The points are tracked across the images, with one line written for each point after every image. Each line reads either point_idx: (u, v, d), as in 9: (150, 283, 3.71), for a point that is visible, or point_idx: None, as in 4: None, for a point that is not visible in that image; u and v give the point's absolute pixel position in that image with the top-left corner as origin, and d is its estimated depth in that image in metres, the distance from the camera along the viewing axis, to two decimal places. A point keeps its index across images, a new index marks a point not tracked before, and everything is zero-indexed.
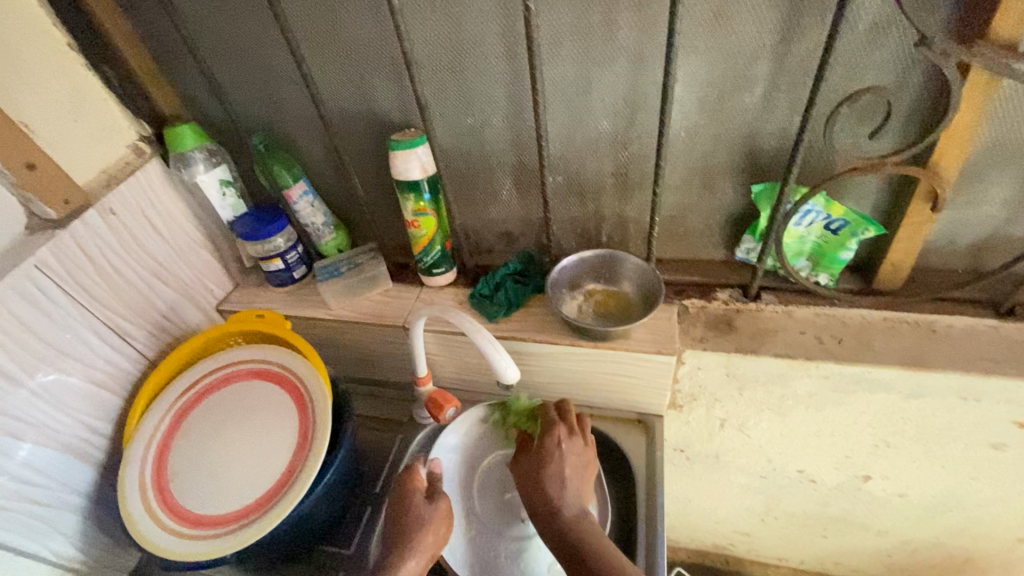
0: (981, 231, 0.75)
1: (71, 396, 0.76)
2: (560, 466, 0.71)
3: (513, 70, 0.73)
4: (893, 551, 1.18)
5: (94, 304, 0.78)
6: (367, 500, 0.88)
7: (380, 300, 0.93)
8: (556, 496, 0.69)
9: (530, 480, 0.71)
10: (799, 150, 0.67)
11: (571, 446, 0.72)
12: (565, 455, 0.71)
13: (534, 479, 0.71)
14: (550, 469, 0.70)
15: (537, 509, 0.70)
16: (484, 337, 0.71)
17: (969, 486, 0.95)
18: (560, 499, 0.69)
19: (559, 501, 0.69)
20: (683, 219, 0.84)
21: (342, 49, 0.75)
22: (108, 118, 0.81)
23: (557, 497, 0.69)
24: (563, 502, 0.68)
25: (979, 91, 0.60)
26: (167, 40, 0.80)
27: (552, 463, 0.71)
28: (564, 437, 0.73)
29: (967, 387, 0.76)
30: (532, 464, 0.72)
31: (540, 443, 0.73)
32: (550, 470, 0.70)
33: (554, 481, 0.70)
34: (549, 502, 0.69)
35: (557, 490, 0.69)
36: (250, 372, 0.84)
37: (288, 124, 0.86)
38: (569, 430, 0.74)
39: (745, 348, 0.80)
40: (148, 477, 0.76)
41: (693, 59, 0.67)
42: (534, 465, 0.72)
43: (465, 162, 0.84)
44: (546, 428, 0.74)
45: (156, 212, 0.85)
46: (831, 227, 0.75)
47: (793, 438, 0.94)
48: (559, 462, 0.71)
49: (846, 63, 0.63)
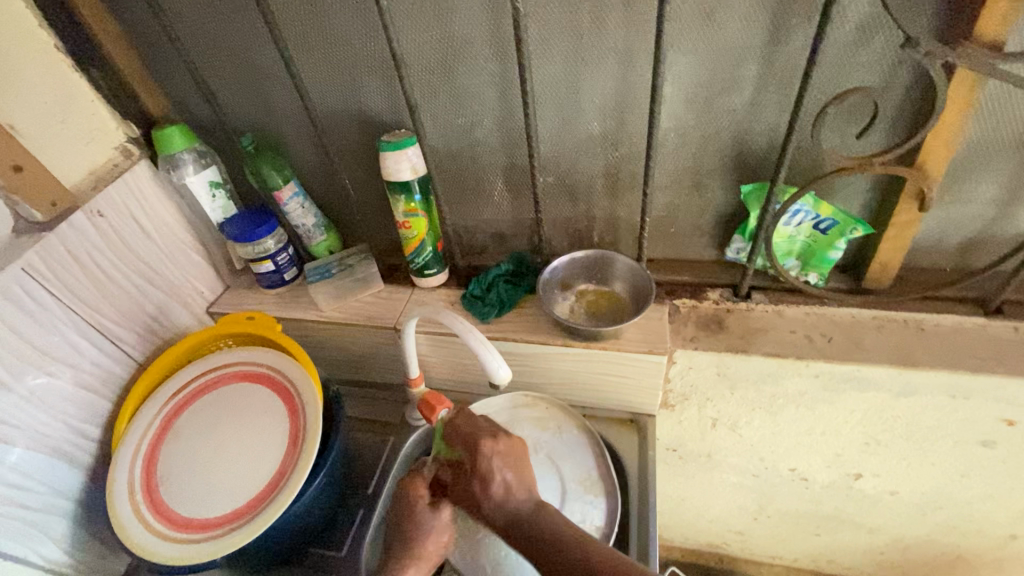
0: (968, 229, 0.75)
1: (59, 399, 0.75)
2: (503, 471, 0.65)
3: (502, 70, 0.73)
4: (885, 548, 1.18)
5: (82, 307, 0.77)
6: (359, 502, 0.88)
7: (371, 301, 0.93)
8: (506, 503, 0.64)
9: (468, 494, 0.66)
10: (787, 150, 0.67)
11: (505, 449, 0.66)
12: (506, 472, 0.65)
13: (473, 501, 0.66)
14: (490, 488, 0.64)
15: (492, 518, 0.64)
16: (474, 336, 0.71)
17: (958, 483, 0.95)
18: (511, 505, 0.64)
19: (513, 507, 0.63)
20: (674, 219, 0.84)
21: (331, 50, 0.75)
22: (96, 119, 0.80)
23: (509, 494, 0.64)
24: (527, 499, 0.64)
25: (965, 90, 0.61)
26: (155, 40, 0.80)
27: (493, 480, 0.64)
28: (492, 444, 0.66)
29: (956, 385, 0.77)
30: (471, 482, 0.66)
31: (472, 464, 0.66)
32: (494, 489, 0.64)
33: (500, 494, 0.64)
34: (507, 512, 0.63)
35: (506, 491, 0.64)
36: (241, 375, 0.84)
37: (278, 125, 0.86)
38: (493, 436, 0.68)
39: (736, 347, 0.80)
40: (138, 481, 0.75)
41: (681, 59, 0.67)
42: (470, 477, 0.66)
43: (456, 163, 0.84)
44: (474, 450, 0.67)
45: (144, 214, 0.85)
46: (821, 227, 0.76)
47: (785, 437, 0.94)
48: (502, 474, 0.65)
49: (833, 63, 0.63)
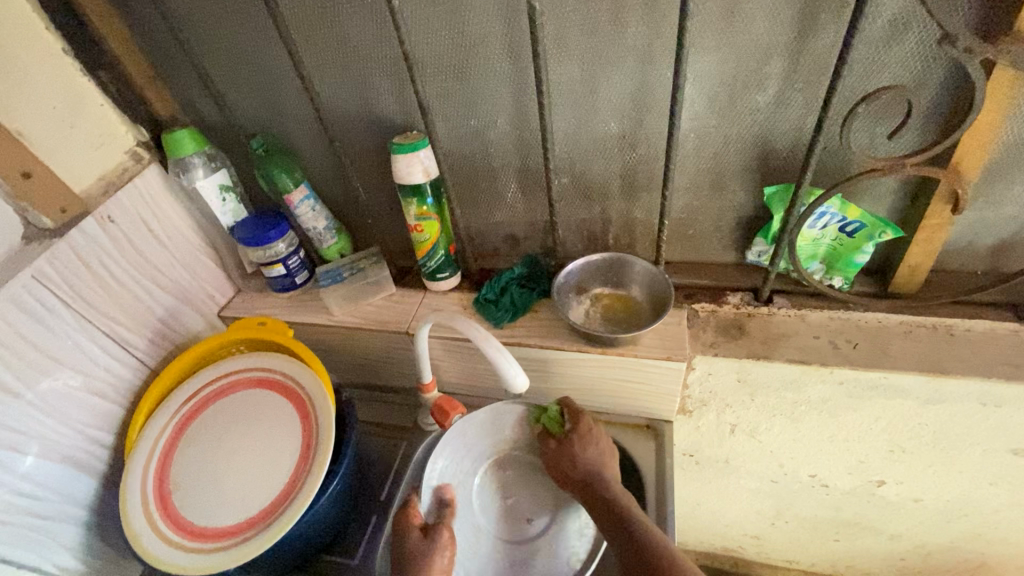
0: (1002, 231, 0.72)
1: (71, 407, 0.75)
2: (599, 445, 0.75)
3: (517, 71, 0.71)
4: (906, 554, 1.16)
5: (93, 313, 0.76)
6: (372, 508, 0.87)
7: (383, 305, 0.92)
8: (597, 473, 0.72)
9: (563, 462, 0.75)
10: (814, 151, 0.65)
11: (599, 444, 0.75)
12: (597, 439, 0.75)
13: (565, 462, 0.75)
14: (586, 450, 0.74)
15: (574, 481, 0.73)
16: (490, 343, 0.70)
17: (986, 491, 0.93)
18: (599, 472, 0.72)
19: (600, 474, 0.72)
20: (692, 221, 0.82)
21: (342, 51, 0.74)
22: (105, 123, 0.79)
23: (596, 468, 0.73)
24: (601, 469, 0.73)
25: (1003, 88, 0.58)
26: (164, 43, 0.79)
27: (592, 447, 0.74)
28: (594, 417, 0.77)
29: (987, 393, 0.74)
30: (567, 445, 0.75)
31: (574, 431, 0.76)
32: (589, 453, 0.74)
33: (595, 460, 0.74)
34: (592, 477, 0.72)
35: (595, 456, 0.74)
36: (253, 381, 0.83)
37: (288, 128, 0.85)
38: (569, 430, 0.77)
39: (757, 353, 0.78)
40: (150, 489, 0.75)
41: (704, 58, 0.65)
42: (569, 447, 0.75)
43: (468, 165, 0.83)
44: (576, 415, 0.77)
45: (155, 218, 0.84)
46: (846, 230, 0.73)
47: (806, 443, 0.92)
48: (596, 443, 0.75)
49: (864, 60, 0.60)
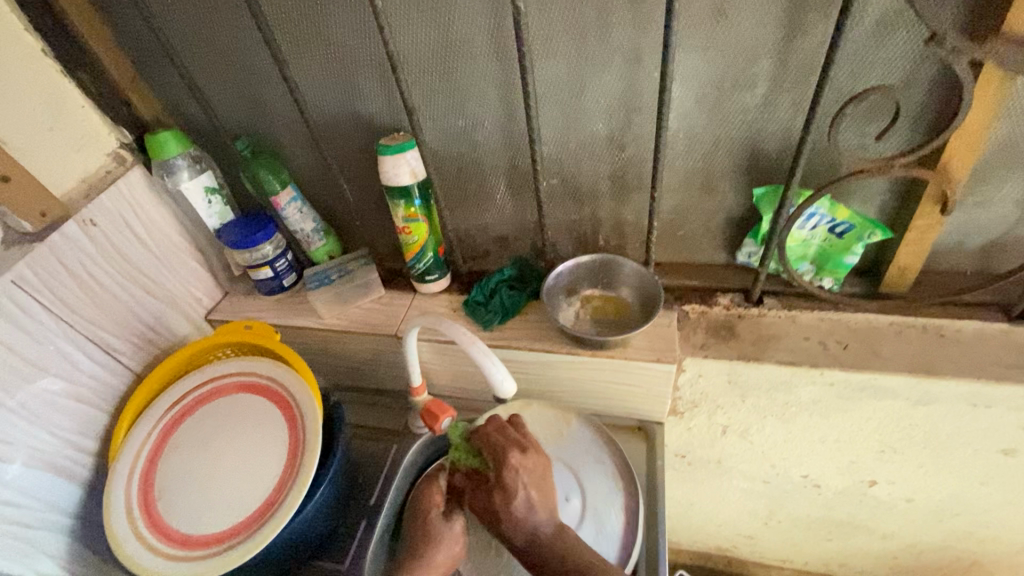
0: (991, 232, 0.72)
1: (54, 413, 0.74)
2: (527, 485, 0.66)
3: (503, 71, 0.71)
4: (899, 553, 1.16)
5: (76, 318, 0.75)
6: (362, 513, 0.86)
7: (372, 308, 0.91)
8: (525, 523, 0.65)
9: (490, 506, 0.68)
10: (803, 152, 0.64)
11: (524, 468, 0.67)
12: (525, 480, 0.67)
13: (495, 513, 0.67)
14: (512, 497, 0.66)
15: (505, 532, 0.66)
16: (479, 348, 0.69)
17: (977, 490, 0.93)
18: (526, 521, 0.65)
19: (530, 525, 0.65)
20: (683, 222, 0.81)
21: (326, 52, 0.73)
22: (87, 125, 0.78)
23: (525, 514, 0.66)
24: (533, 514, 0.66)
25: (991, 88, 0.58)
26: (147, 43, 0.78)
27: (515, 496, 0.66)
28: (518, 455, 0.68)
29: (977, 394, 0.74)
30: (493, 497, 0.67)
31: (501, 474, 0.67)
32: (516, 502, 0.66)
33: (522, 510, 0.66)
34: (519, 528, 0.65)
35: (523, 502, 0.66)
36: (239, 386, 0.82)
37: (274, 129, 0.84)
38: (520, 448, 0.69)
39: (747, 355, 0.78)
40: (135, 497, 0.74)
41: (691, 58, 0.64)
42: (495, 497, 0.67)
43: (456, 166, 0.82)
44: (501, 451, 0.69)
45: (139, 221, 0.83)
46: (836, 230, 0.73)
47: (797, 444, 0.92)
48: (523, 488, 0.66)
49: (851, 60, 0.60)
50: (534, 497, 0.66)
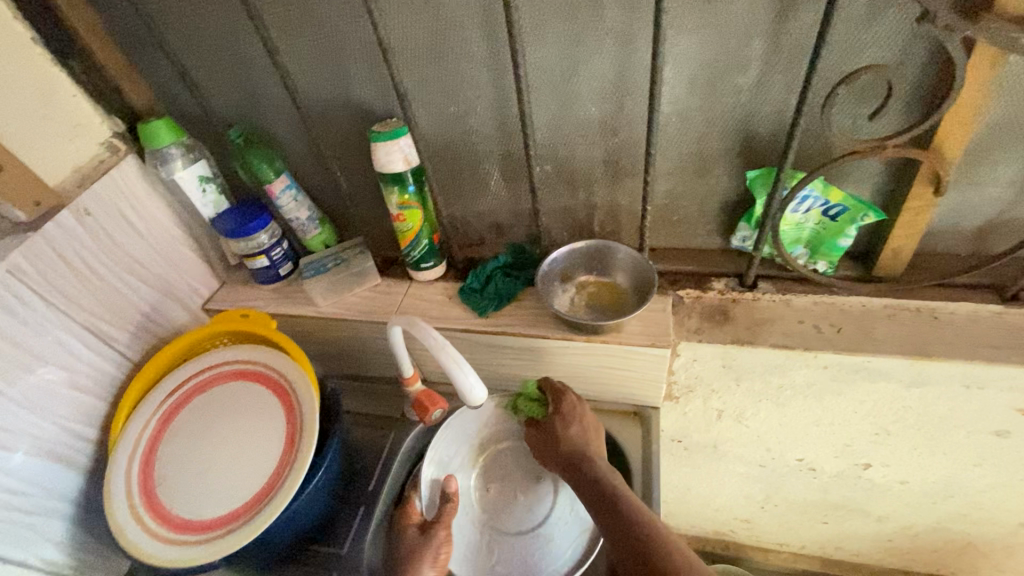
0: (986, 213, 0.72)
1: (53, 402, 0.74)
2: (581, 424, 0.77)
3: (495, 54, 0.70)
4: (894, 536, 1.17)
5: (72, 308, 0.76)
6: (361, 498, 0.86)
7: (368, 296, 0.91)
8: (585, 449, 0.74)
9: (551, 444, 0.77)
10: (795, 133, 0.64)
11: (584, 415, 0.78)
12: (582, 419, 0.78)
13: (551, 441, 0.77)
14: (568, 426, 0.77)
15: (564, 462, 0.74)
16: (448, 354, 0.69)
17: (971, 472, 0.93)
18: (580, 446, 0.75)
19: (585, 449, 0.74)
20: (677, 207, 0.81)
21: (316, 37, 0.72)
22: (78, 114, 0.78)
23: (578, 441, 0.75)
24: (585, 445, 0.75)
25: (984, 67, 0.57)
26: (137, 31, 0.77)
27: (574, 425, 0.77)
28: (573, 398, 0.79)
29: (971, 375, 0.74)
30: (550, 425, 0.78)
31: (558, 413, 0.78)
32: (572, 429, 0.77)
33: (578, 436, 0.76)
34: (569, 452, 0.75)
35: (580, 432, 0.76)
36: (237, 373, 0.83)
37: (267, 117, 0.83)
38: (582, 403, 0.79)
39: (741, 338, 0.78)
40: (136, 483, 0.75)
41: (683, 39, 0.64)
42: (550, 429, 0.78)
43: (450, 152, 0.82)
44: (561, 398, 0.80)
45: (133, 210, 0.83)
46: (830, 213, 0.73)
47: (792, 428, 0.92)
48: (579, 421, 0.77)
49: (843, 40, 0.59)
50: (588, 430, 0.77)
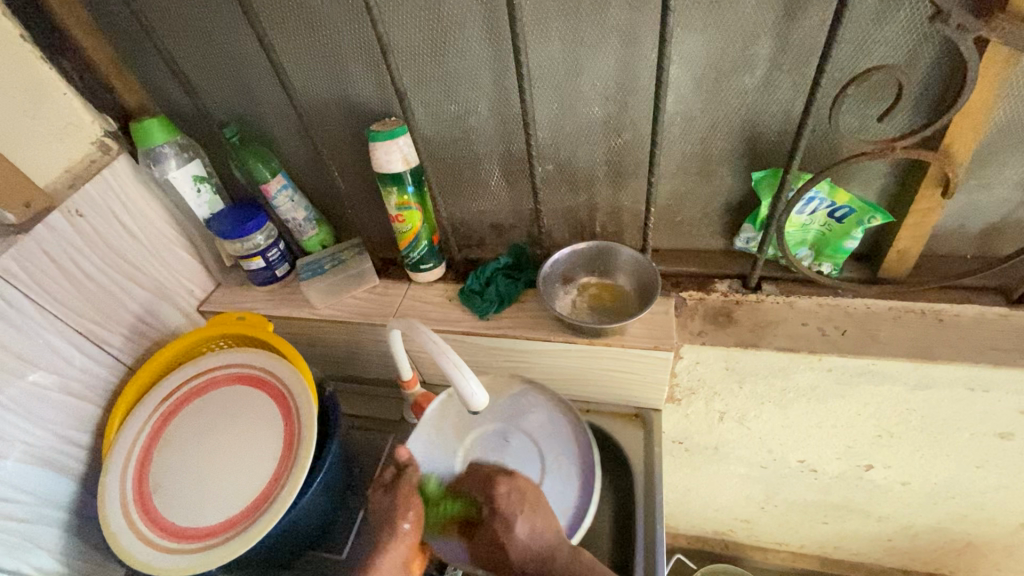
0: (992, 215, 0.71)
1: (45, 407, 0.73)
2: (525, 516, 0.61)
3: (496, 53, 0.69)
4: (894, 536, 1.17)
5: (64, 311, 0.74)
6: (361, 502, 0.85)
7: (366, 298, 0.90)
8: (539, 552, 0.61)
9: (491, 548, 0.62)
10: (802, 135, 0.63)
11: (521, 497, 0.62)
12: (520, 512, 0.61)
13: (495, 548, 0.62)
14: (510, 530, 0.60)
15: (524, 570, 0.61)
16: (449, 359, 0.67)
17: (973, 473, 0.93)
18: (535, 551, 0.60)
19: (543, 549, 0.61)
20: (680, 207, 0.80)
21: (313, 35, 0.71)
22: (69, 113, 0.76)
23: (525, 545, 0.60)
24: (540, 547, 0.61)
25: (997, 67, 0.56)
26: (129, 27, 0.75)
27: (515, 528, 0.60)
28: (504, 483, 0.62)
29: (976, 378, 0.73)
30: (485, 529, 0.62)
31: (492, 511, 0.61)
32: (518, 529, 0.60)
33: (525, 538, 0.60)
34: (521, 560, 0.60)
35: (525, 532, 0.60)
36: (233, 377, 0.81)
37: (263, 116, 0.82)
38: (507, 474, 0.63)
39: (744, 341, 0.77)
40: (130, 490, 0.73)
41: (688, 37, 0.62)
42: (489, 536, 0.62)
43: (450, 152, 0.80)
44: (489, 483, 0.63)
45: (126, 211, 0.81)
46: (836, 215, 0.72)
47: (795, 430, 0.92)
48: (523, 519, 0.61)
49: (853, 40, 0.58)
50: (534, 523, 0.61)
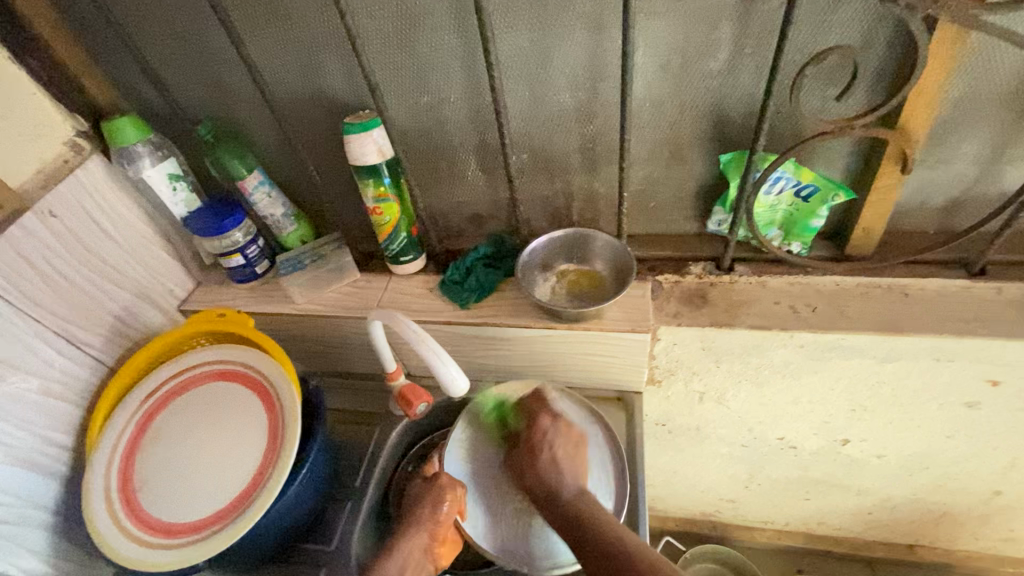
0: (951, 190, 0.73)
1: (24, 409, 0.72)
2: (553, 452, 0.72)
3: (466, 43, 0.70)
4: (874, 509, 1.20)
5: (40, 312, 0.74)
6: (348, 495, 0.86)
7: (347, 292, 0.90)
8: (551, 478, 0.70)
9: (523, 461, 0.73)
10: (766, 115, 0.64)
11: (556, 429, 0.74)
12: (551, 443, 0.72)
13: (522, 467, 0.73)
14: (540, 449, 0.72)
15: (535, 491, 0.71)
16: (428, 346, 0.70)
17: (944, 443, 0.96)
18: (548, 476, 0.70)
19: (555, 482, 0.70)
20: (653, 192, 0.82)
21: (284, 29, 0.71)
22: (38, 113, 0.75)
23: (541, 469, 0.71)
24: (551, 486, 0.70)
25: (947, 43, 0.59)
26: (98, 26, 0.75)
27: (543, 449, 0.72)
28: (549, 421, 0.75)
29: (941, 349, 0.76)
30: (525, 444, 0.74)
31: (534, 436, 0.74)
32: (545, 454, 0.72)
33: (546, 464, 0.71)
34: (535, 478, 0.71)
35: (551, 458, 0.71)
36: (215, 373, 0.81)
37: (237, 111, 0.82)
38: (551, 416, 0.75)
39: (719, 321, 0.79)
40: (115, 488, 0.74)
41: (653, 23, 0.64)
42: (523, 458, 0.73)
43: (426, 143, 0.81)
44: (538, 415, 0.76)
45: (101, 211, 0.80)
46: (802, 194, 0.74)
47: (772, 407, 0.94)
48: (549, 448, 0.72)
49: (809, 21, 0.60)
50: (560, 455, 0.72)
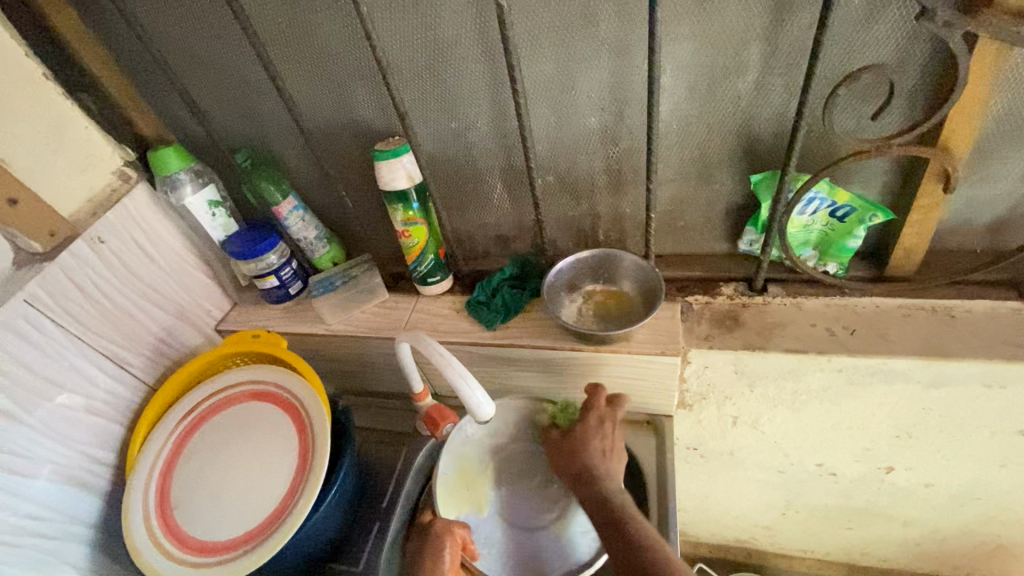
0: (999, 209, 0.70)
1: (70, 427, 0.76)
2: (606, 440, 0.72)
3: (492, 71, 0.71)
4: (921, 540, 1.13)
5: (88, 334, 0.77)
6: (374, 517, 0.86)
7: (376, 313, 0.91)
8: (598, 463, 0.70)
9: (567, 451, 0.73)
10: (798, 135, 0.63)
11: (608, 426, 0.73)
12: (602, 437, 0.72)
13: (572, 451, 0.73)
14: (587, 444, 0.72)
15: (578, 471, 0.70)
16: (455, 370, 0.69)
17: (997, 473, 0.91)
18: (594, 463, 0.70)
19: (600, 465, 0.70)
20: (682, 213, 0.81)
21: (317, 62, 0.74)
22: (90, 145, 0.79)
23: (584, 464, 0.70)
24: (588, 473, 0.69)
25: (989, 59, 0.57)
26: (145, 63, 0.80)
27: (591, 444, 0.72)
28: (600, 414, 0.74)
29: (991, 374, 0.72)
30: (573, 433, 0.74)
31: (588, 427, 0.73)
32: (595, 446, 0.71)
33: (595, 453, 0.71)
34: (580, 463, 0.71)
35: (593, 451, 0.71)
36: (249, 394, 0.83)
37: (273, 140, 0.85)
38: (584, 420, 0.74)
39: (752, 344, 0.77)
40: (153, 506, 0.76)
41: (678, 47, 0.64)
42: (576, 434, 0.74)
43: (453, 167, 0.82)
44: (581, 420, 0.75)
45: (145, 236, 0.84)
46: (837, 214, 0.72)
47: (809, 433, 0.90)
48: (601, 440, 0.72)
49: (841, 41, 0.59)
50: (608, 450, 0.71)
